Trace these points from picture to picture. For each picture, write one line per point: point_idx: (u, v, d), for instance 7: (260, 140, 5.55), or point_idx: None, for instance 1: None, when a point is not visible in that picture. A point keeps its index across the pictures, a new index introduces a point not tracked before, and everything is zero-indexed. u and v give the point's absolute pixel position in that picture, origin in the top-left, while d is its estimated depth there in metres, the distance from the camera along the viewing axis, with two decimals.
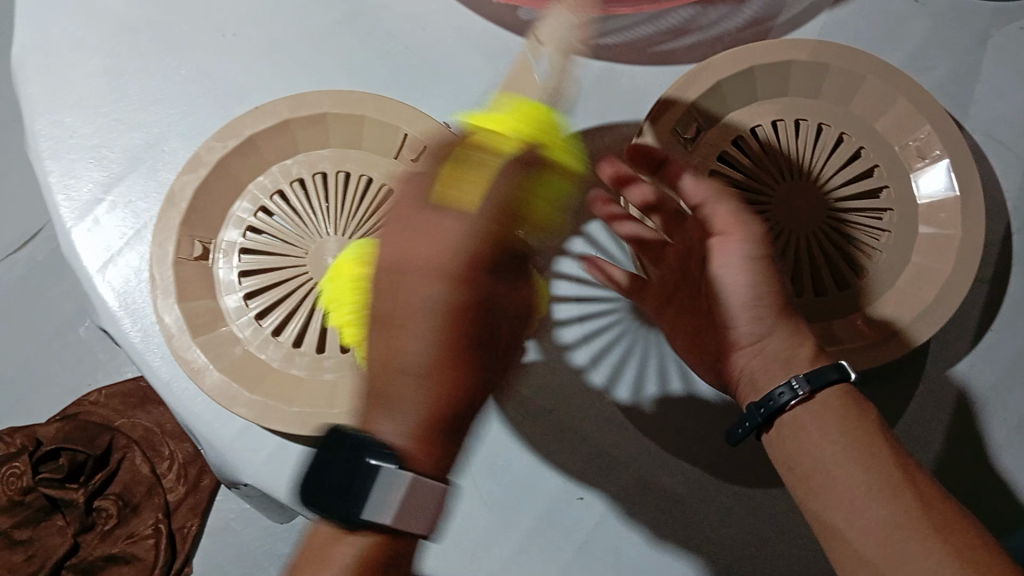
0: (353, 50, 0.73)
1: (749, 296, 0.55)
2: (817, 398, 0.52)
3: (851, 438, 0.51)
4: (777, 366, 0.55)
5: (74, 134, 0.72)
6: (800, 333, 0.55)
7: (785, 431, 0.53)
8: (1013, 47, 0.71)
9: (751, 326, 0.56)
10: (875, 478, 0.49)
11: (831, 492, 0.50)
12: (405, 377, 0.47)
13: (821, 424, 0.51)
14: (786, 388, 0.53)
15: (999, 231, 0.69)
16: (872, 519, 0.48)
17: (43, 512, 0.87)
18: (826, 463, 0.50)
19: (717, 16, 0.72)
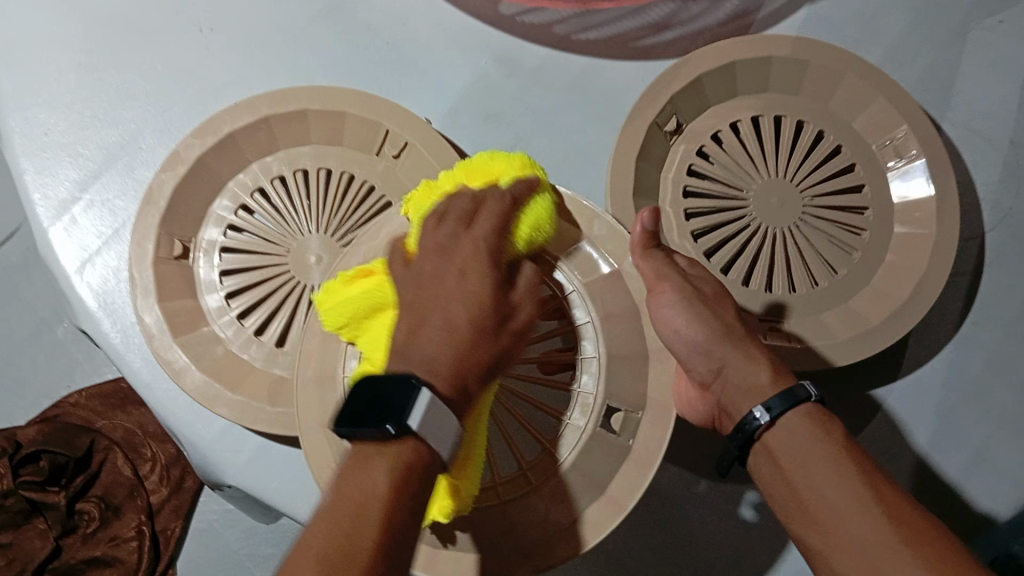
0: (331, 46, 0.73)
1: (693, 337, 0.52)
2: (788, 422, 0.49)
3: (818, 452, 0.48)
4: (742, 395, 0.51)
5: (49, 133, 0.71)
6: (755, 358, 0.52)
7: (762, 458, 0.50)
8: (991, 40, 0.71)
9: (703, 362, 0.53)
10: (843, 496, 0.46)
11: (805, 514, 0.47)
12: (436, 327, 0.45)
13: (795, 444, 0.48)
14: (752, 411, 0.50)
15: (978, 224, 0.69)
16: (843, 539, 0.45)
17: (23, 515, 0.84)
18: (802, 488, 0.48)
19: (698, 11, 0.70)
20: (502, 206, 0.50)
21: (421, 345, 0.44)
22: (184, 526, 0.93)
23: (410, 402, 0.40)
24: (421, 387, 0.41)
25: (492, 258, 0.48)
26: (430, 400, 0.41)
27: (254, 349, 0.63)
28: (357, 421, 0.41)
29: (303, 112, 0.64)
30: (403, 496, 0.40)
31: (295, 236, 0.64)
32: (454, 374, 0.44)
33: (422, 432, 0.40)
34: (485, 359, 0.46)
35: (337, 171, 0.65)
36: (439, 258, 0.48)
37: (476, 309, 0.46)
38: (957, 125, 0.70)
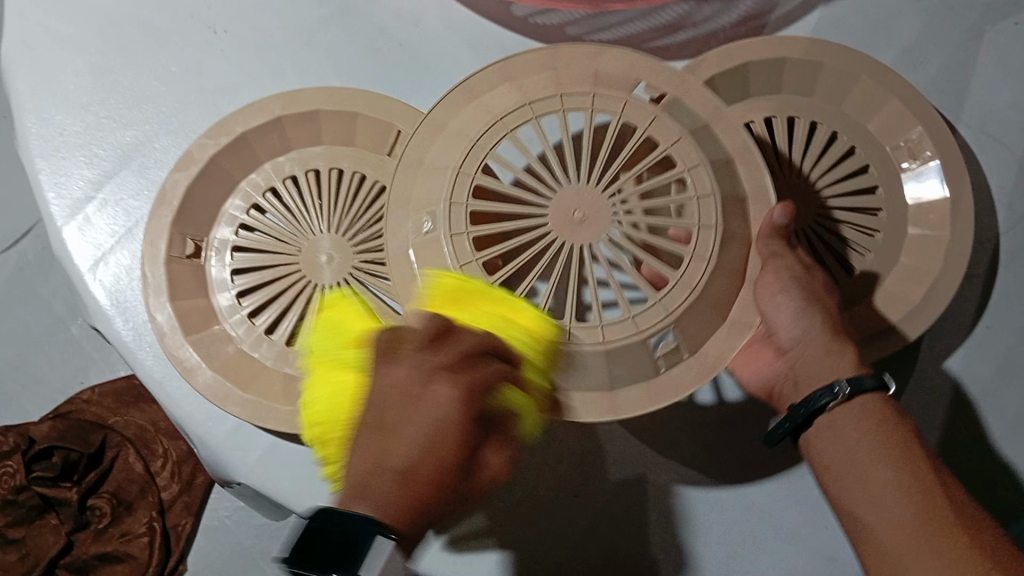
0: (343, 46, 0.73)
1: (794, 310, 0.53)
2: (857, 402, 0.50)
3: (886, 434, 0.48)
4: (820, 368, 0.53)
5: (63, 133, 0.71)
6: (840, 342, 0.53)
7: (823, 433, 0.51)
8: (1007, 42, 0.70)
9: (792, 330, 0.55)
10: (902, 474, 0.46)
11: (858, 487, 0.48)
12: (388, 472, 0.40)
13: (857, 423, 0.49)
14: (831, 385, 0.50)
15: (992, 227, 0.68)
16: (892, 513, 0.46)
17: (37, 511, 0.86)
18: (858, 466, 0.48)
19: (711, 12, 0.71)
20: (477, 338, 0.46)
21: (381, 488, 0.39)
22: (195, 522, 0.93)
23: (367, 555, 0.37)
24: (385, 538, 0.38)
25: (473, 402, 0.42)
26: (390, 553, 0.38)
27: (265, 348, 0.63)
28: (303, 549, 0.39)
29: (317, 112, 0.64)
30: None
31: (306, 235, 0.64)
32: (407, 516, 0.39)
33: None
34: (437, 510, 0.41)
35: (348, 172, 0.65)
36: (412, 395, 0.41)
37: (444, 462, 0.40)
38: (972, 127, 0.70)
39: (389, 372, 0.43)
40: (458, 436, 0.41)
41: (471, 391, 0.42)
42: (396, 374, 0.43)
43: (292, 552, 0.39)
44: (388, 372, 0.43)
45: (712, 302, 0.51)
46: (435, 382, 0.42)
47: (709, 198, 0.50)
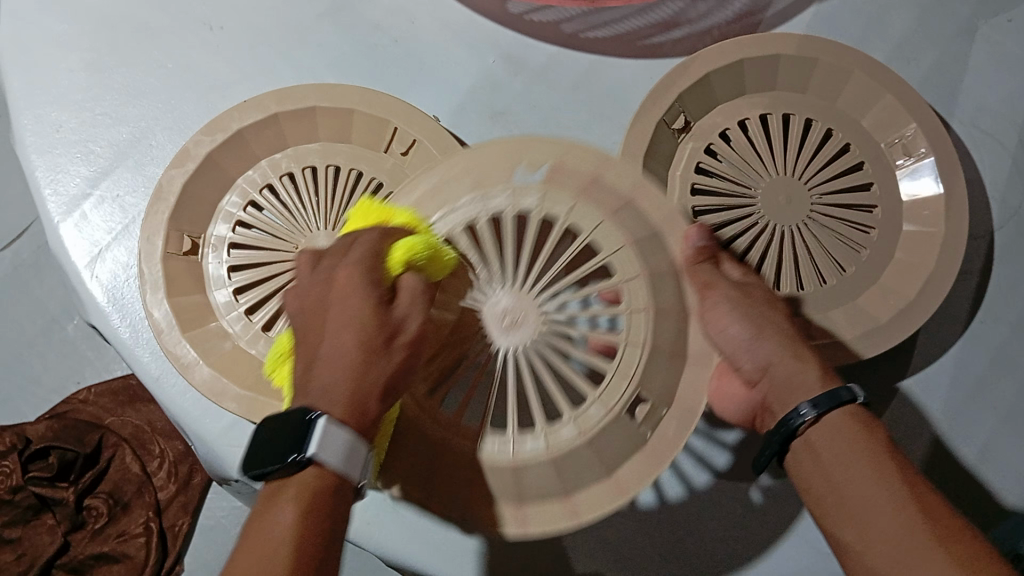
0: (339, 43, 0.73)
1: (748, 336, 0.53)
2: (830, 421, 0.49)
3: (863, 453, 0.47)
4: (788, 391, 0.51)
5: (59, 130, 0.72)
6: (805, 360, 0.52)
7: (801, 455, 0.50)
8: (998, 39, 0.71)
9: (751, 361, 0.53)
10: (885, 495, 0.46)
11: (843, 510, 0.47)
12: (328, 368, 0.45)
13: (836, 440, 0.48)
14: (797, 407, 0.49)
15: (986, 223, 0.69)
16: (881, 536, 0.45)
17: (32, 511, 0.86)
18: (839, 487, 0.47)
19: (705, 9, 0.71)
20: (373, 241, 0.49)
21: (324, 381, 0.44)
22: (192, 522, 0.93)
23: (308, 432, 0.42)
24: (318, 416, 0.42)
25: (371, 277, 0.47)
26: (326, 427, 0.42)
27: (261, 345, 0.62)
28: (258, 453, 0.43)
29: (315, 109, 0.64)
30: (310, 534, 0.41)
31: (302, 232, 0.64)
32: (354, 406, 0.44)
33: (320, 460, 0.42)
34: (382, 372, 0.45)
35: (345, 169, 0.65)
36: (324, 296, 0.48)
37: (364, 332, 0.45)
38: (966, 122, 0.70)
39: (315, 290, 0.49)
40: (375, 313, 0.46)
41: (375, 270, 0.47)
42: (320, 287, 0.48)
43: (253, 461, 0.44)
44: (314, 290, 0.49)
45: (670, 348, 0.51)
46: (345, 275, 0.47)
47: (636, 279, 0.51)
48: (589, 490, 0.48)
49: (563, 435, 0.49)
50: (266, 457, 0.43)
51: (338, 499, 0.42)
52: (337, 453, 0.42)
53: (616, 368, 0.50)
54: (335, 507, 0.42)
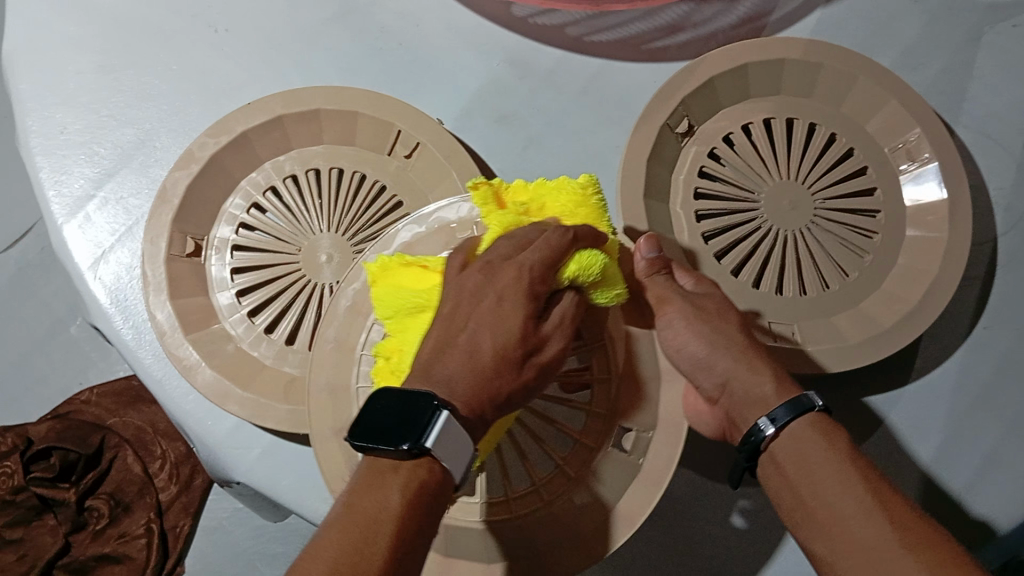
0: (344, 46, 0.73)
1: (703, 352, 0.52)
2: (793, 432, 0.49)
3: (824, 457, 0.47)
4: (753, 409, 0.50)
5: (65, 131, 0.72)
6: (760, 371, 0.51)
7: (770, 465, 0.50)
8: (1004, 45, 0.71)
9: (710, 378, 0.52)
10: (848, 501, 0.45)
11: (811, 516, 0.47)
12: (462, 356, 0.44)
13: (799, 452, 0.48)
14: (759, 422, 0.49)
15: (991, 229, 0.69)
16: (846, 541, 0.45)
17: (35, 511, 0.87)
18: (803, 498, 0.47)
19: (711, 13, 0.71)
20: (559, 240, 0.48)
21: (450, 372, 0.44)
22: (194, 523, 0.93)
23: (427, 424, 0.40)
24: (441, 407, 0.40)
25: (533, 289, 0.46)
26: (445, 422, 0.40)
27: (264, 347, 0.63)
28: (367, 436, 0.40)
29: (317, 111, 0.64)
30: (408, 525, 0.39)
31: (306, 234, 0.64)
32: (473, 402, 0.43)
33: (436, 454, 0.40)
34: (508, 385, 0.45)
35: (348, 171, 0.66)
36: (479, 283, 0.47)
37: (505, 340, 0.45)
38: (970, 128, 0.70)
39: (467, 275, 0.48)
40: (517, 330, 0.45)
41: (528, 283, 0.46)
42: (474, 276, 0.47)
43: (357, 424, 0.41)
44: (469, 275, 0.47)
45: (631, 375, 0.54)
46: (505, 274, 0.46)
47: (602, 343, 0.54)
48: (598, 526, 0.51)
49: (579, 459, 0.54)
50: (376, 424, 0.41)
51: (442, 496, 0.41)
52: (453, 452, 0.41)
53: (594, 409, 0.54)
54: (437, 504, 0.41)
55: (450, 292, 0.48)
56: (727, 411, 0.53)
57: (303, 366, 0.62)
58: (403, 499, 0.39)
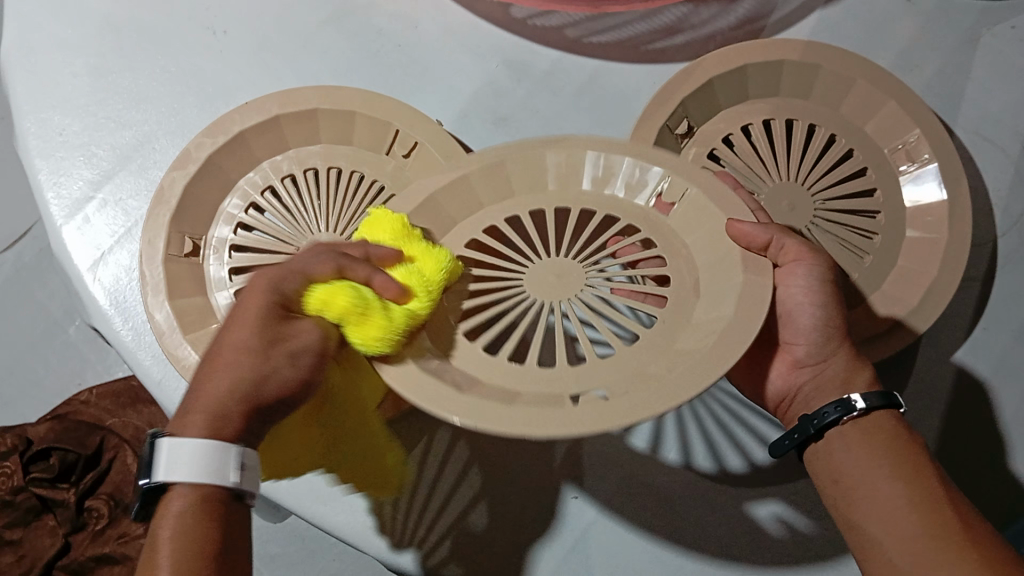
0: (341, 48, 0.73)
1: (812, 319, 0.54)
2: (872, 417, 0.51)
3: (897, 452, 0.49)
4: (832, 389, 0.53)
5: (63, 133, 0.72)
6: (857, 360, 0.54)
7: (834, 445, 0.51)
8: (1001, 47, 0.70)
9: (808, 349, 0.55)
10: (915, 493, 0.47)
11: (869, 500, 0.48)
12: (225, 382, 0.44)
13: (871, 439, 0.50)
14: (849, 397, 0.51)
15: (989, 230, 0.68)
16: (905, 528, 0.46)
17: (33, 513, 0.86)
18: (873, 479, 0.49)
19: (709, 15, 0.72)
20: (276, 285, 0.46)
21: (207, 389, 0.43)
22: None
23: (151, 456, 0.42)
24: (155, 437, 0.43)
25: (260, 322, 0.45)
26: (167, 446, 0.42)
27: None
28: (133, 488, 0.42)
29: (314, 110, 0.64)
30: (196, 543, 0.40)
31: (303, 234, 0.64)
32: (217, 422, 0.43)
33: (170, 480, 0.42)
34: (278, 388, 0.44)
35: (346, 170, 0.66)
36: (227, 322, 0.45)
37: (259, 358, 0.44)
38: (970, 129, 0.69)
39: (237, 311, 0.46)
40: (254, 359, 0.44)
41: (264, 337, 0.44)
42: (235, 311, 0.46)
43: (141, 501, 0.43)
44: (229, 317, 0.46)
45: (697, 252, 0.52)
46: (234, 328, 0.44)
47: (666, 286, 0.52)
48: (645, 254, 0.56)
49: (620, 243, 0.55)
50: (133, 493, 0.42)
51: (221, 508, 0.42)
52: (195, 467, 0.41)
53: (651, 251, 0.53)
54: (217, 516, 0.42)
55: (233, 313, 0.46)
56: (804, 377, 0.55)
57: None
58: (181, 532, 0.40)
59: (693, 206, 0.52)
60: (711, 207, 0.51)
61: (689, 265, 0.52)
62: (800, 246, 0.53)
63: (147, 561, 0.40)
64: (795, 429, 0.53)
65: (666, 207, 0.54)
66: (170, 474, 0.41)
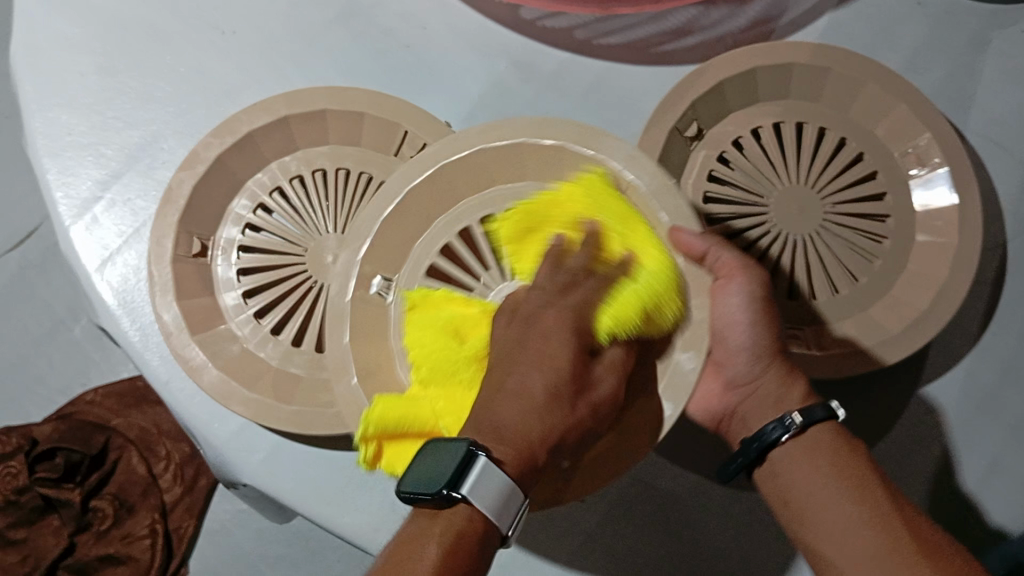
0: (348, 48, 0.73)
1: (749, 338, 0.53)
2: (809, 433, 0.51)
3: (838, 473, 0.49)
4: (771, 408, 0.53)
5: (71, 133, 0.72)
6: (791, 375, 0.54)
7: (778, 467, 0.51)
8: (1013, 50, 0.69)
9: (744, 367, 0.54)
10: (863, 513, 0.47)
11: (821, 524, 0.49)
12: (517, 409, 0.44)
13: (811, 458, 0.50)
14: (784, 415, 0.51)
15: (999, 234, 0.67)
16: (860, 552, 0.47)
17: (38, 512, 0.86)
18: (821, 497, 0.49)
19: (719, 16, 0.71)
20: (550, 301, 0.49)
21: (503, 412, 0.44)
22: (197, 525, 0.92)
23: (466, 469, 0.40)
24: (479, 454, 0.41)
25: (557, 350, 0.46)
26: (488, 468, 0.40)
27: (270, 348, 0.63)
28: (419, 477, 0.41)
29: (322, 112, 0.64)
30: (457, 569, 0.39)
31: (312, 235, 0.65)
32: (524, 447, 0.43)
33: (475, 499, 0.40)
34: (563, 416, 0.45)
35: (354, 172, 0.66)
36: (521, 333, 0.48)
37: (556, 380, 0.45)
38: (979, 133, 0.69)
39: (530, 333, 0.47)
40: (565, 387, 0.45)
41: (546, 359, 0.46)
42: (527, 339, 0.47)
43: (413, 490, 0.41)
44: (515, 349, 0.47)
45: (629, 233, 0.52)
46: (535, 350, 0.46)
47: None
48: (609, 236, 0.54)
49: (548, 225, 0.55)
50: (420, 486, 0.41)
51: (484, 537, 0.41)
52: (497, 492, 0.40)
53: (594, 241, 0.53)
54: (481, 549, 0.40)
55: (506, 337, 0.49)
56: (743, 397, 0.55)
57: (308, 367, 0.62)
58: (445, 552, 0.39)
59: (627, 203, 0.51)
60: (661, 216, 0.50)
61: None
62: (733, 261, 0.52)
63: (405, 558, 0.39)
64: (739, 452, 0.54)
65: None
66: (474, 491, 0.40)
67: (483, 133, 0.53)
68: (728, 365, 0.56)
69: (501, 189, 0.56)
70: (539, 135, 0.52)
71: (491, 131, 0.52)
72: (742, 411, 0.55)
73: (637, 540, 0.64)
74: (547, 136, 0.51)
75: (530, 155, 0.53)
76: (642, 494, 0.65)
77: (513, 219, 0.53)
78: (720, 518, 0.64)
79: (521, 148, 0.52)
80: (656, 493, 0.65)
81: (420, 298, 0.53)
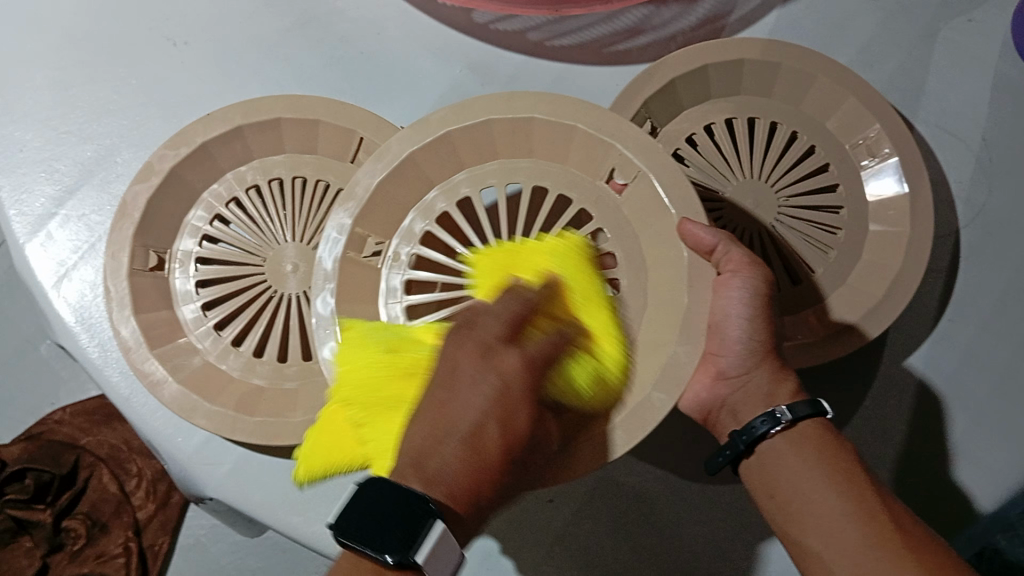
0: (303, 57, 0.73)
1: (746, 332, 0.53)
2: (799, 427, 0.52)
3: (821, 465, 0.50)
4: (759, 404, 0.53)
5: (24, 149, 0.71)
6: (783, 371, 0.54)
7: (766, 459, 0.52)
8: (960, 40, 0.70)
9: (737, 361, 0.54)
10: (847, 503, 0.48)
11: (805, 514, 0.49)
12: (452, 446, 0.42)
13: (796, 450, 0.51)
14: (775, 410, 0.52)
15: (952, 221, 0.68)
16: (844, 540, 0.47)
17: (10, 533, 0.86)
18: (806, 490, 0.49)
19: (670, 15, 0.72)
20: (493, 339, 0.45)
21: (443, 459, 0.42)
22: (172, 541, 0.91)
23: (421, 534, 0.39)
24: (436, 519, 0.39)
25: (497, 384, 0.43)
26: (443, 532, 0.39)
27: (232, 359, 0.63)
28: (375, 505, 0.40)
29: (278, 120, 0.64)
30: None
31: (270, 245, 0.65)
32: (469, 498, 0.42)
33: (425, 564, 0.40)
34: (501, 440, 0.42)
35: (312, 180, 0.66)
36: (453, 371, 0.44)
37: (505, 420, 0.42)
38: (930, 122, 0.69)
39: (458, 374, 0.44)
40: (501, 417, 0.42)
41: (490, 394, 0.43)
42: (445, 380, 0.44)
43: (359, 516, 0.40)
44: (444, 386, 0.44)
45: (650, 208, 0.52)
46: (464, 392, 0.43)
47: (634, 241, 0.53)
48: (618, 203, 0.54)
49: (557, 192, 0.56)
50: (376, 520, 0.40)
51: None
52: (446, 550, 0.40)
53: (608, 209, 0.54)
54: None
55: (437, 376, 0.45)
56: (727, 390, 0.55)
57: (271, 377, 0.62)
58: None
59: (644, 189, 0.52)
60: (671, 210, 0.50)
61: (636, 237, 0.53)
62: (741, 256, 0.52)
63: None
64: (726, 446, 0.54)
65: (620, 186, 0.54)
66: (427, 555, 0.39)
67: (500, 101, 0.53)
68: (721, 360, 0.55)
69: (501, 163, 0.57)
70: (552, 113, 0.52)
71: (508, 101, 0.53)
72: (728, 407, 0.55)
73: (608, 537, 0.65)
74: (565, 113, 0.52)
75: (540, 129, 0.54)
76: (611, 493, 0.65)
77: (497, 254, 0.53)
78: (690, 515, 0.64)
79: (532, 122, 0.53)
80: (626, 490, 0.65)
81: (351, 325, 0.52)
